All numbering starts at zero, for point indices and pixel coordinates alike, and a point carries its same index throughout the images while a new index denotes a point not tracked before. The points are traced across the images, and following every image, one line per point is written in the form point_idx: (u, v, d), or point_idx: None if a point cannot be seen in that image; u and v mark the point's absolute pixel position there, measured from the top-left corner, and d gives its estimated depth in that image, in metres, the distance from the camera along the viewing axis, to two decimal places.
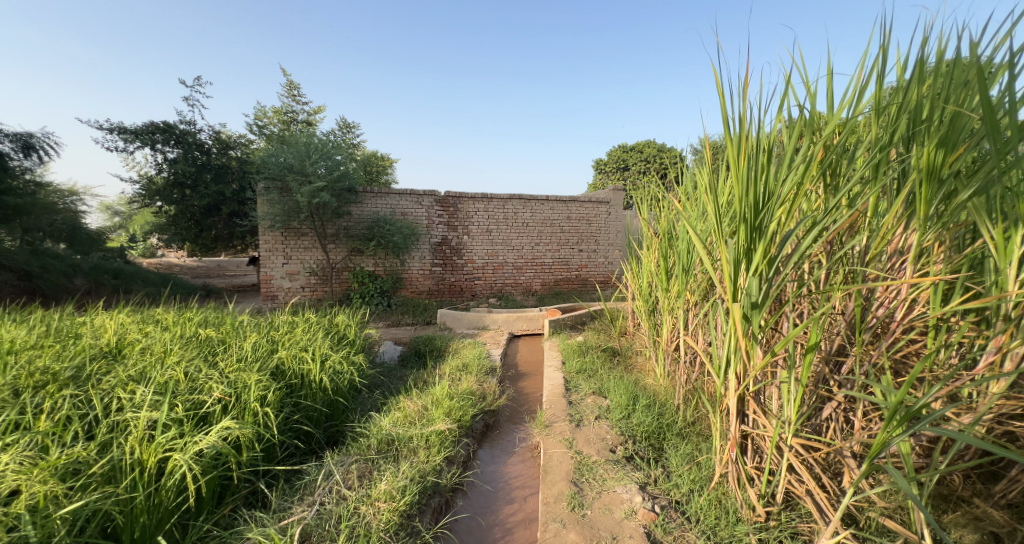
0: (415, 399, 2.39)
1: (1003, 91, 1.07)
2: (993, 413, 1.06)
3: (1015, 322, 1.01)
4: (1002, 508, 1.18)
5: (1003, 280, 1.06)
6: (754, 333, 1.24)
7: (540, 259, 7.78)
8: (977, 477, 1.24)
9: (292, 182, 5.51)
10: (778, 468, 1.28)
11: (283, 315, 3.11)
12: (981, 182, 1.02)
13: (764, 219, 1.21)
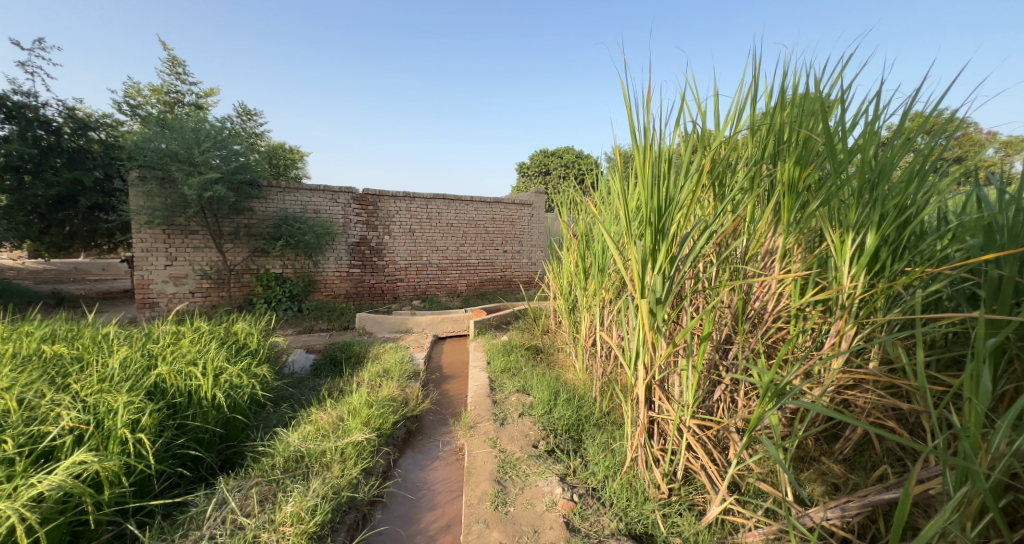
0: (330, 411, 2.25)
1: (839, 120, 1.30)
2: (835, 385, 1.28)
3: (850, 311, 1.22)
4: (840, 462, 1.41)
5: (840, 275, 1.27)
6: (658, 326, 1.35)
7: (465, 260, 7.78)
8: (827, 439, 1.48)
9: (176, 172, 4.89)
10: (679, 448, 1.41)
11: (163, 326, 2.73)
12: (824, 194, 1.23)
13: (666, 222, 1.33)
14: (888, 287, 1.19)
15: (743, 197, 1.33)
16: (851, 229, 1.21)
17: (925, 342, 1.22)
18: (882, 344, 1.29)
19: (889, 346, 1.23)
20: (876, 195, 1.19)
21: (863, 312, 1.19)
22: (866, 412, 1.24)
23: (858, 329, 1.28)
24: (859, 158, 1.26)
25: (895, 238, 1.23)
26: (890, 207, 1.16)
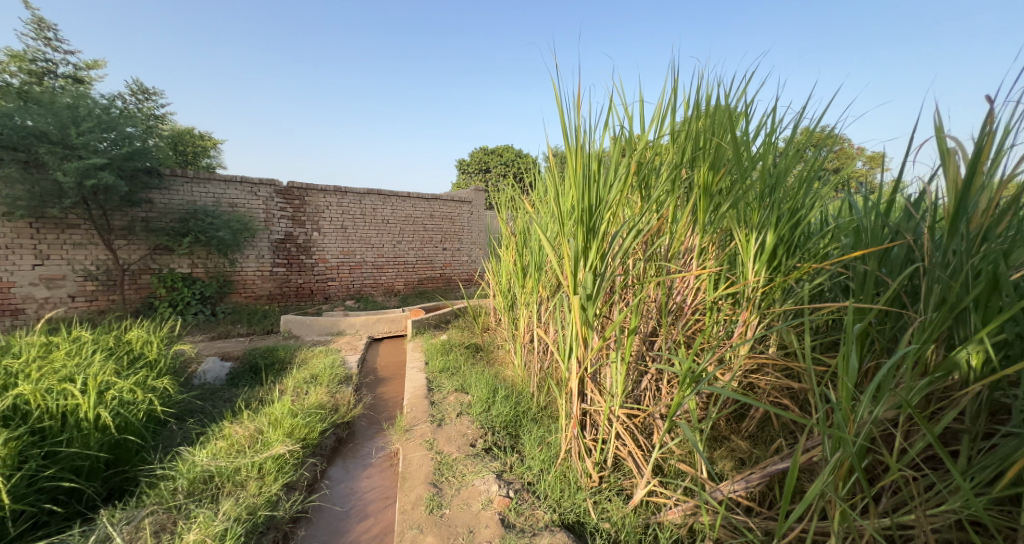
0: (247, 423, 2.08)
1: (746, 131, 1.44)
2: (743, 370, 1.41)
3: (754, 303, 1.36)
4: (746, 438, 1.56)
5: (746, 271, 1.41)
6: (590, 321, 1.41)
7: (402, 258, 7.58)
8: (737, 420, 1.63)
9: (49, 155, 4.22)
10: (608, 437, 1.48)
11: (35, 336, 2.37)
12: (732, 197, 1.37)
13: (596, 221, 1.38)
14: (782, 280, 1.35)
15: (664, 198, 1.43)
16: (754, 228, 1.35)
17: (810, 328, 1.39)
18: (778, 331, 1.45)
19: (785, 333, 1.38)
20: (775, 199, 1.33)
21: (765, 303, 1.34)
22: (765, 393, 1.39)
23: (761, 319, 1.43)
24: (760, 165, 1.41)
25: (788, 238, 1.40)
26: (783, 210, 1.32)
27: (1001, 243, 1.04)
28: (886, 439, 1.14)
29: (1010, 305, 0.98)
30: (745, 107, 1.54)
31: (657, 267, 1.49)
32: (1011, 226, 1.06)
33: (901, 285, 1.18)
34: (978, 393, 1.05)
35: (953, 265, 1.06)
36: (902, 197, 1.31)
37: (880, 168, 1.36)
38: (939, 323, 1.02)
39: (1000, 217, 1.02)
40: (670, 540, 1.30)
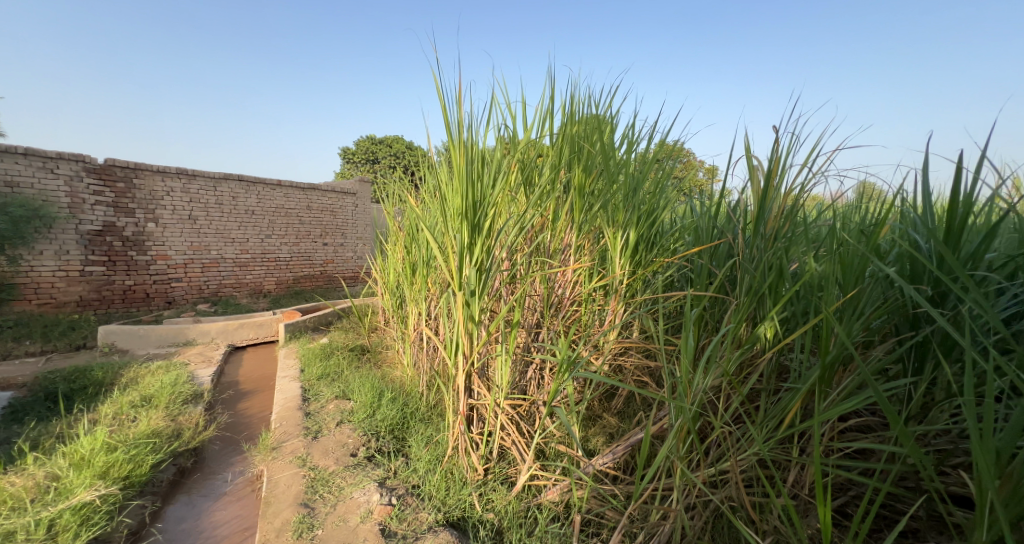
0: (36, 469, 1.64)
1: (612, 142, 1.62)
2: (612, 354, 1.57)
3: (621, 293, 1.54)
4: (614, 415, 1.73)
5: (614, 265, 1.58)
6: (475, 317, 1.41)
7: (273, 254, 6.82)
8: (607, 399, 1.80)
9: None
10: (494, 429, 1.51)
11: None
12: (602, 198, 1.52)
13: (480, 218, 1.38)
14: (644, 273, 1.55)
15: (544, 197, 1.52)
16: (620, 226, 1.51)
17: (662, 314, 1.61)
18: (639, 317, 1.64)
19: (645, 319, 1.58)
20: (636, 200, 1.50)
21: (630, 293, 1.51)
22: (628, 374, 1.56)
23: (626, 308, 1.61)
24: (627, 171, 1.60)
25: (647, 235, 1.61)
26: (642, 211, 1.49)
27: (784, 241, 1.34)
28: (713, 402, 1.36)
29: (789, 289, 1.26)
30: (611, 116, 1.71)
31: (533, 262, 1.56)
32: (790, 228, 1.38)
33: (723, 275, 1.44)
34: (771, 359, 1.32)
35: (754, 258, 1.32)
36: (724, 203, 1.59)
37: (716, 181, 1.64)
38: (745, 305, 1.27)
39: (783, 221, 1.32)
40: (550, 518, 1.39)
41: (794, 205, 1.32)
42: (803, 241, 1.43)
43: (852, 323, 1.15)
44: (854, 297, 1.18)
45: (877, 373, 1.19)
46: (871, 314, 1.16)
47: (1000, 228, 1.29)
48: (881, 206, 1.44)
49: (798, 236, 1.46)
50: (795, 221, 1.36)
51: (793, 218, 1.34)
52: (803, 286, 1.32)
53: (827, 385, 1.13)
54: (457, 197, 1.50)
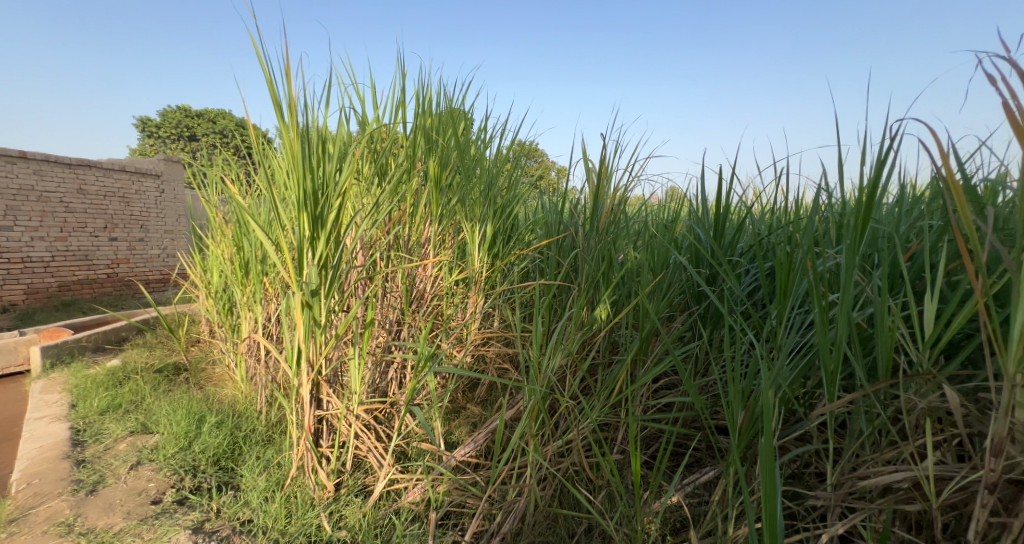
0: None
1: (465, 136, 1.64)
2: (473, 346, 1.60)
3: (480, 284, 1.59)
4: (476, 404, 1.78)
5: (473, 258, 1.61)
6: (319, 319, 1.25)
7: (16, 252, 5.23)
8: (470, 389, 1.84)
9: None
10: (347, 438, 1.39)
11: None
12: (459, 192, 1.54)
13: (324, 208, 1.22)
14: (501, 265, 1.63)
15: (400, 191, 1.45)
16: (478, 222, 1.59)
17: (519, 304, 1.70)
18: (499, 308, 1.70)
19: (503, 309, 1.65)
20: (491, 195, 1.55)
21: (489, 285, 1.57)
22: (489, 365, 1.60)
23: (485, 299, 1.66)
24: (483, 166, 1.64)
25: (499, 228, 1.69)
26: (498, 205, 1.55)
27: (611, 234, 1.55)
28: (561, 381, 1.50)
29: (616, 275, 1.47)
30: (467, 112, 1.72)
31: (387, 255, 1.48)
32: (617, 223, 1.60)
33: (568, 265, 1.59)
34: (604, 337, 1.51)
35: (590, 250, 1.48)
36: (570, 203, 1.73)
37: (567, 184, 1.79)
38: (584, 291, 1.42)
39: (611, 217, 1.53)
40: (408, 520, 1.33)
41: (620, 202, 1.53)
42: (626, 234, 1.68)
43: (659, 302, 1.40)
44: (661, 280, 1.43)
45: (675, 341, 1.47)
46: (671, 293, 1.43)
47: (746, 227, 1.71)
48: (678, 207, 1.77)
49: (623, 231, 1.70)
50: (620, 217, 1.59)
51: (618, 213, 1.57)
52: (626, 273, 1.54)
53: (643, 354, 1.36)
54: (293, 184, 1.30)
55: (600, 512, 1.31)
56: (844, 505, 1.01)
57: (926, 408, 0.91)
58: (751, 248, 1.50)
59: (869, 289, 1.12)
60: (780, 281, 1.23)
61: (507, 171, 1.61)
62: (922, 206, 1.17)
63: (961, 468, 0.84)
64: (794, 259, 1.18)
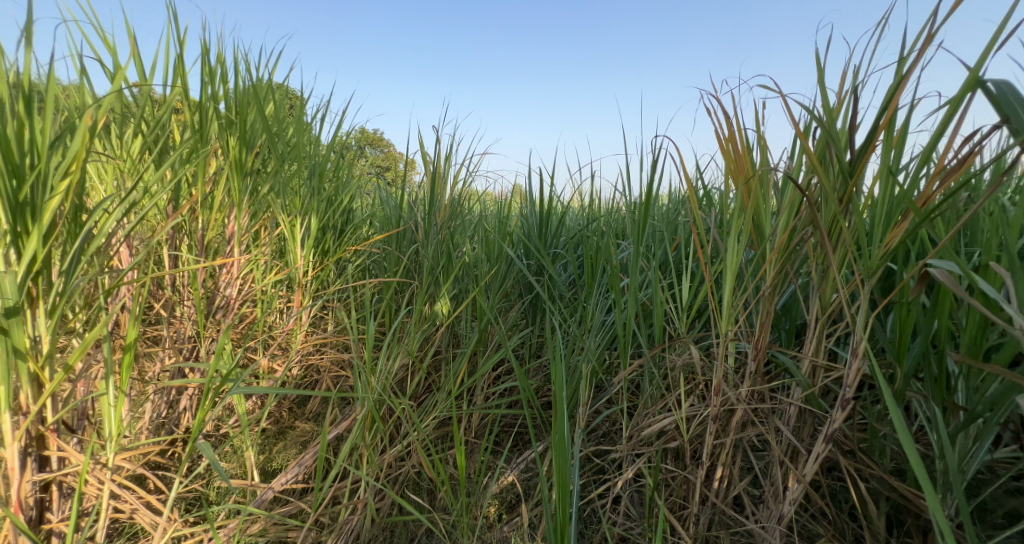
0: None
1: (272, 115, 1.43)
2: (298, 356, 1.39)
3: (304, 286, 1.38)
4: (305, 421, 1.56)
5: (294, 257, 1.42)
6: (19, 348, 0.79)
7: None
8: (295, 404, 1.60)
9: None
10: (99, 501, 1.01)
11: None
12: (272, 180, 1.34)
13: (39, 192, 0.81)
14: (331, 263, 1.48)
15: (198, 162, 1.12)
16: (299, 215, 1.41)
17: (353, 305, 1.57)
18: (331, 309, 1.54)
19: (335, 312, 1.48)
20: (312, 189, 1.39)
21: (314, 286, 1.41)
22: (321, 375, 1.41)
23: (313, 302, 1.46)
24: (306, 153, 1.50)
25: (323, 221, 1.53)
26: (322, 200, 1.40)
27: (449, 230, 1.57)
28: (400, 382, 1.43)
29: (454, 269, 1.48)
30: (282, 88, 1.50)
31: (175, 252, 1.17)
32: (455, 218, 1.65)
33: (408, 261, 1.55)
34: (445, 332, 1.49)
35: (430, 245, 1.48)
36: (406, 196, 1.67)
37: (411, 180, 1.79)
38: (425, 286, 1.38)
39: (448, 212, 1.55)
40: None
41: (453, 198, 1.59)
42: (464, 230, 1.71)
43: (495, 294, 1.46)
44: (496, 274, 1.51)
45: (511, 331, 1.55)
46: (504, 285, 1.52)
47: (567, 222, 1.94)
48: (509, 204, 1.90)
49: (461, 227, 1.72)
50: (457, 212, 1.64)
51: (454, 209, 1.61)
52: (464, 268, 1.57)
53: (480, 346, 1.40)
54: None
55: (439, 511, 1.30)
56: (633, 453, 1.21)
57: (682, 364, 1.17)
58: (568, 242, 1.70)
59: (648, 273, 1.39)
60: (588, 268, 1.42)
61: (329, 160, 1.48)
62: (679, 208, 1.50)
63: (701, 407, 1.09)
64: (599, 251, 1.38)
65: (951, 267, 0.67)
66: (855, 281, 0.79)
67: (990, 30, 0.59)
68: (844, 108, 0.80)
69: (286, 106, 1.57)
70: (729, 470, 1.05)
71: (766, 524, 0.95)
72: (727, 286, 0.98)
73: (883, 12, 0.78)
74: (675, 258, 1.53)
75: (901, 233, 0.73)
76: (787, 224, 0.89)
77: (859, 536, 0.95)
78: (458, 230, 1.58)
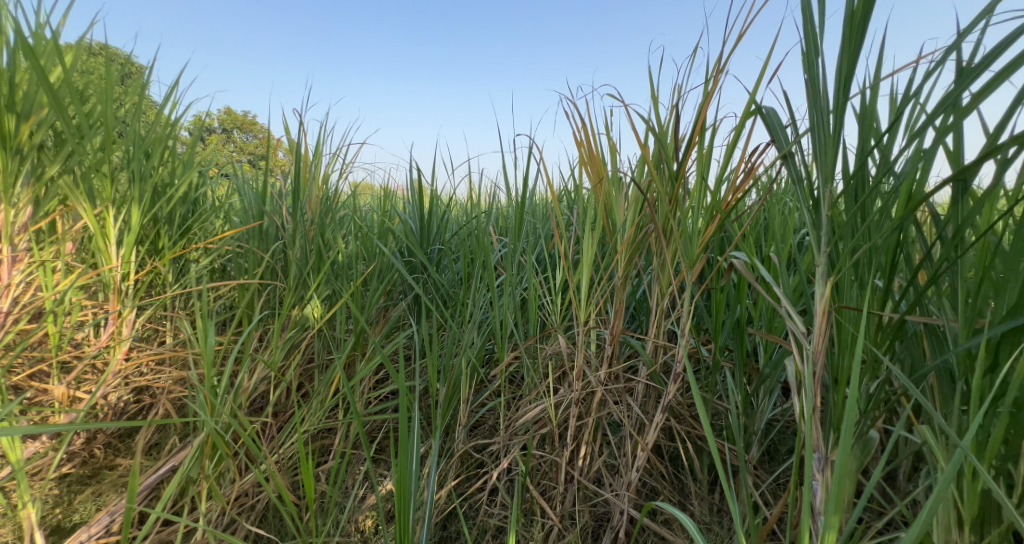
0: None
1: (62, 71, 1.07)
2: (118, 385, 1.05)
3: (124, 293, 1.08)
4: None
5: (105, 257, 1.05)
6: None
7: None
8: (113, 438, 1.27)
9: None
10: None
11: None
12: (64, 158, 1.01)
13: None
14: (164, 263, 1.19)
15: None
16: (110, 205, 1.04)
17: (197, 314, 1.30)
18: (167, 321, 1.23)
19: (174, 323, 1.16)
20: (132, 172, 1.10)
21: (139, 291, 1.07)
22: (154, 400, 1.08)
23: (141, 313, 1.12)
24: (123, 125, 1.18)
25: (153, 208, 1.19)
26: (147, 185, 1.12)
27: (321, 226, 1.40)
28: (259, 400, 1.23)
29: (323, 269, 1.33)
30: (101, 47, 1.20)
31: None
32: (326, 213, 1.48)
33: (270, 260, 1.34)
34: (316, 340, 1.33)
35: (296, 242, 1.31)
36: (269, 186, 1.47)
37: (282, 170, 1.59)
38: (290, 289, 1.21)
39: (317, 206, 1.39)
40: None
41: (324, 191, 1.43)
42: (338, 225, 1.55)
43: (373, 295, 1.35)
44: (372, 273, 1.41)
45: (392, 333, 1.45)
46: (382, 286, 1.41)
47: (452, 219, 1.89)
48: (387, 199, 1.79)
49: (335, 222, 1.55)
50: (330, 206, 1.48)
51: (326, 202, 1.45)
52: (337, 267, 1.44)
53: (358, 353, 1.28)
54: None
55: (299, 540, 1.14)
56: (507, 443, 1.24)
57: (552, 353, 1.23)
58: (451, 239, 1.68)
59: (525, 268, 1.45)
60: (471, 265, 1.41)
61: (157, 137, 1.19)
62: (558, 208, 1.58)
63: (567, 392, 1.16)
64: (482, 248, 1.37)
65: (743, 257, 0.83)
66: (683, 271, 0.92)
67: (762, 66, 0.74)
68: (670, 121, 0.93)
69: (93, 64, 1.22)
70: (591, 447, 1.14)
71: (619, 491, 1.05)
72: (587, 277, 1.06)
73: (697, 43, 0.92)
74: (551, 255, 1.62)
75: (713, 230, 0.88)
76: (633, 221, 1.00)
77: (689, 490, 1.10)
78: (332, 225, 1.44)
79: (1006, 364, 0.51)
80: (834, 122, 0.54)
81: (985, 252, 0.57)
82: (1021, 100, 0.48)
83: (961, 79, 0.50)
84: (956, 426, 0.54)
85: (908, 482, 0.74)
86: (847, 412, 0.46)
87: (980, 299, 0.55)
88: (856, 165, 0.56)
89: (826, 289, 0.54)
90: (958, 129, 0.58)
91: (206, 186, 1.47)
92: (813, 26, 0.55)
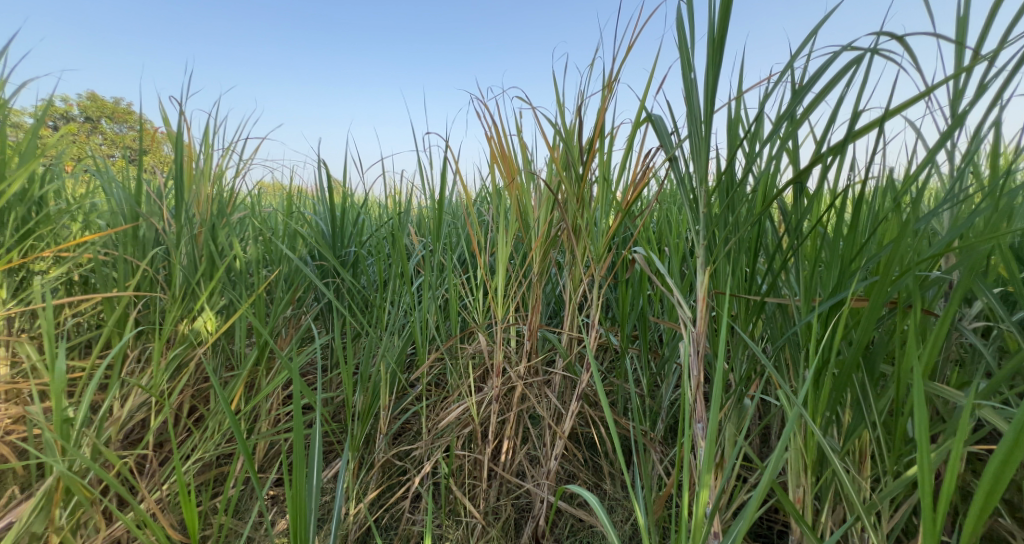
0: None
1: None
2: None
3: None
4: None
5: None
6: None
7: None
8: None
9: None
10: None
11: None
12: None
13: None
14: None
15: None
16: None
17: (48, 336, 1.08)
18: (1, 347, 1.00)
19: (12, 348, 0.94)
20: None
21: None
22: None
23: None
24: None
25: None
26: None
27: (212, 229, 1.24)
28: (133, 431, 1.05)
29: (215, 276, 1.18)
30: None
31: None
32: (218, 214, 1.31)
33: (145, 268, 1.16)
34: (209, 357, 1.17)
35: (180, 247, 1.14)
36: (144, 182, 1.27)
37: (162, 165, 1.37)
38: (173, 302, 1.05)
39: (206, 206, 1.22)
40: None
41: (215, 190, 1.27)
42: (234, 227, 1.38)
43: (278, 304, 1.22)
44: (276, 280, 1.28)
45: (301, 344, 1.33)
46: (288, 293, 1.29)
47: (366, 221, 1.79)
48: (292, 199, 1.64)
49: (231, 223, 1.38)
50: (222, 206, 1.31)
51: (217, 202, 1.28)
52: (234, 274, 1.29)
53: (261, 370, 1.15)
54: None
55: None
56: (427, 447, 1.20)
57: (472, 353, 1.22)
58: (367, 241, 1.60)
59: (446, 269, 1.42)
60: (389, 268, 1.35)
61: None
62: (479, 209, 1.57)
63: (486, 390, 1.17)
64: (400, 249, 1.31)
65: (640, 252, 0.90)
66: (593, 266, 0.97)
67: (648, 77, 0.80)
68: (573, 125, 0.97)
69: None
70: (512, 441, 1.16)
71: (539, 481, 1.08)
72: (505, 274, 1.07)
73: (595, 52, 0.98)
74: (473, 255, 1.60)
75: (617, 227, 0.93)
76: (547, 219, 1.03)
77: (603, 472, 1.17)
78: (227, 228, 1.29)
79: (832, 333, 0.62)
80: (706, 128, 0.61)
81: (817, 242, 0.68)
82: (837, 115, 0.58)
83: (795, 97, 0.59)
84: (801, 387, 0.64)
85: (776, 440, 0.86)
86: (722, 384, 0.51)
87: (818, 281, 0.65)
88: (724, 168, 0.63)
89: (703, 277, 0.61)
90: (796, 137, 0.68)
91: (56, 181, 1.22)
92: (685, 45, 0.62)
